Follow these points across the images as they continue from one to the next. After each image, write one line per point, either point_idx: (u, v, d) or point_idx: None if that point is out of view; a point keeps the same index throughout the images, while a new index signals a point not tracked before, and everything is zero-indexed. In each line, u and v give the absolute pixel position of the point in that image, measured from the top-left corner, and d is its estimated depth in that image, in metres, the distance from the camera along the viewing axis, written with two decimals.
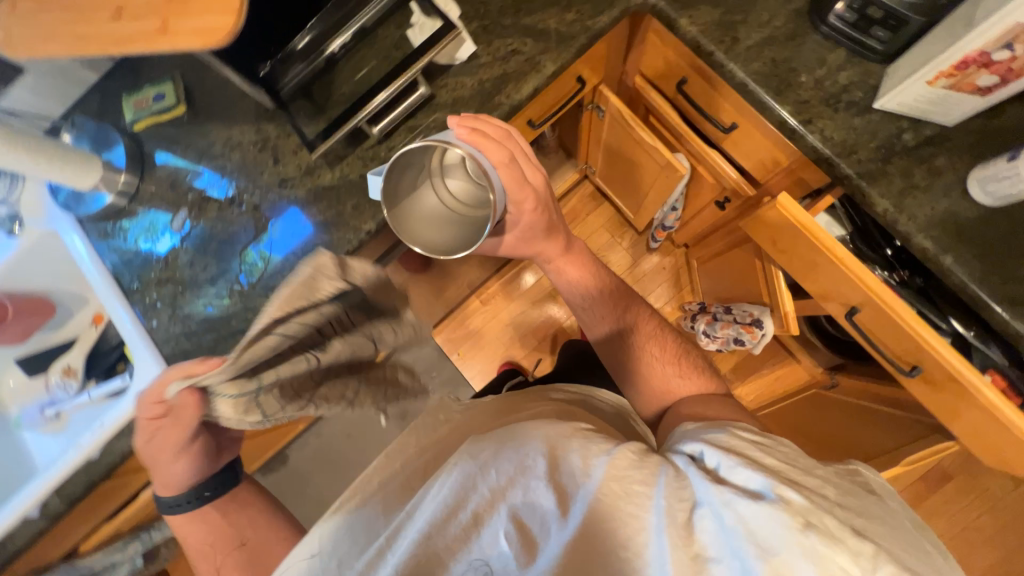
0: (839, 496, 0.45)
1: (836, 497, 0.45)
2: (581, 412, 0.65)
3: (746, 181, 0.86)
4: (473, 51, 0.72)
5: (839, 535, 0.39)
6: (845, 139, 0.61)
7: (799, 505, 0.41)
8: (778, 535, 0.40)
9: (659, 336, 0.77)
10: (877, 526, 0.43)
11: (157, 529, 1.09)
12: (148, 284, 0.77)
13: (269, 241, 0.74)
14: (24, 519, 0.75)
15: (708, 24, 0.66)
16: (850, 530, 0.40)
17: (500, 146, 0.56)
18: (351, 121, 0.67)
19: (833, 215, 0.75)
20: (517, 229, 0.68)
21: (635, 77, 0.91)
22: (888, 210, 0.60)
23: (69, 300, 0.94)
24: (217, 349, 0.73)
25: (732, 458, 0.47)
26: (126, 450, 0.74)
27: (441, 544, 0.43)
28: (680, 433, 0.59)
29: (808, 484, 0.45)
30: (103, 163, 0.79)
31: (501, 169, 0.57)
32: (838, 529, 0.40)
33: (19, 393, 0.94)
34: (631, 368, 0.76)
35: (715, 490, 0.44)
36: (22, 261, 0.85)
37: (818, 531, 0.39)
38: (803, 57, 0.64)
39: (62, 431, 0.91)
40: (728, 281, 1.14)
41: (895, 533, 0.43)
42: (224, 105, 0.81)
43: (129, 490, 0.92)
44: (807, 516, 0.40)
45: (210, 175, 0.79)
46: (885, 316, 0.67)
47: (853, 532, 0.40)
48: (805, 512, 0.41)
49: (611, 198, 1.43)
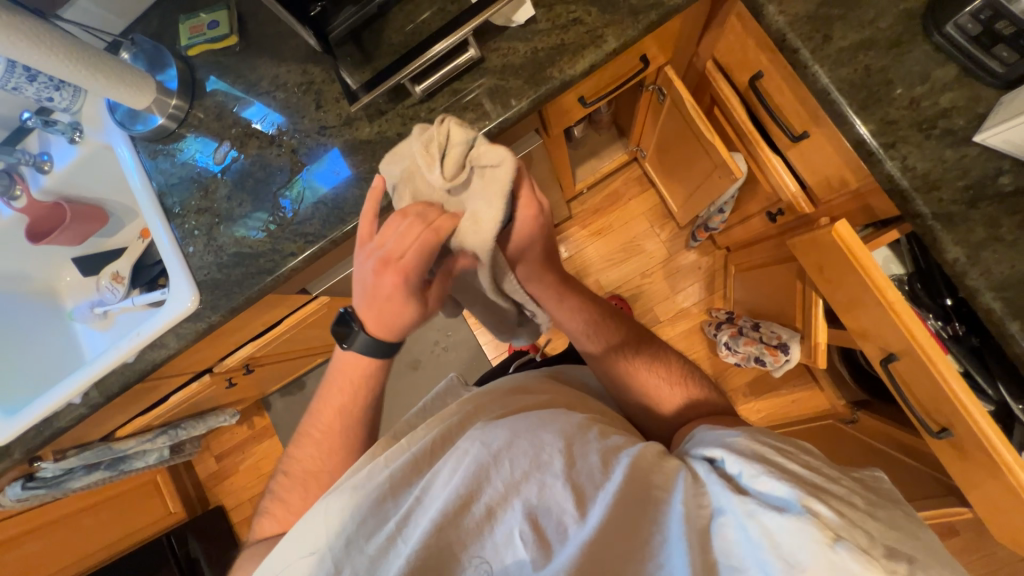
0: (866, 508, 0.40)
1: (864, 506, 0.40)
2: (595, 409, 0.64)
3: (806, 197, 0.79)
4: (532, 15, 0.67)
5: (868, 550, 0.35)
6: (929, 171, 0.54)
7: (830, 520, 0.37)
8: (803, 550, 0.36)
9: (662, 357, 0.72)
10: (904, 548, 0.37)
11: (183, 428, 1.25)
12: (189, 211, 0.80)
13: (315, 173, 0.75)
14: (68, 404, 0.83)
15: (799, 16, 0.59)
16: (883, 549, 0.36)
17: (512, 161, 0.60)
18: (394, 77, 0.65)
19: (895, 251, 0.70)
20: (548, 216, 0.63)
21: (707, 62, 0.83)
22: (959, 259, 0.53)
23: (120, 212, 1.00)
24: (244, 284, 0.76)
25: (754, 466, 0.43)
26: (156, 360, 0.80)
27: (453, 535, 0.41)
28: (693, 440, 0.55)
29: (833, 491, 0.41)
30: (158, 85, 0.81)
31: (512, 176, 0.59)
32: (868, 547, 0.36)
33: (76, 288, 1.04)
34: (633, 397, 0.69)
35: (736, 499, 0.40)
36: (79, 169, 0.89)
37: (848, 546, 0.35)
38: (903, 68, 0.56)
39: (109, 329, 1.00)
40: (763, 296, 1.08)
41: (931, 551, 0.39)
42: (275, 40, 0.81)
43: (158, 392, 1.00)
44: (838, 529, 0.36)
45: (261, 109, 0.79)
46: (925, 371, 0.61)
47: (883, 549, 0.36)
48: (837, 526, 0.36)
49: (658, 187, 1.36)
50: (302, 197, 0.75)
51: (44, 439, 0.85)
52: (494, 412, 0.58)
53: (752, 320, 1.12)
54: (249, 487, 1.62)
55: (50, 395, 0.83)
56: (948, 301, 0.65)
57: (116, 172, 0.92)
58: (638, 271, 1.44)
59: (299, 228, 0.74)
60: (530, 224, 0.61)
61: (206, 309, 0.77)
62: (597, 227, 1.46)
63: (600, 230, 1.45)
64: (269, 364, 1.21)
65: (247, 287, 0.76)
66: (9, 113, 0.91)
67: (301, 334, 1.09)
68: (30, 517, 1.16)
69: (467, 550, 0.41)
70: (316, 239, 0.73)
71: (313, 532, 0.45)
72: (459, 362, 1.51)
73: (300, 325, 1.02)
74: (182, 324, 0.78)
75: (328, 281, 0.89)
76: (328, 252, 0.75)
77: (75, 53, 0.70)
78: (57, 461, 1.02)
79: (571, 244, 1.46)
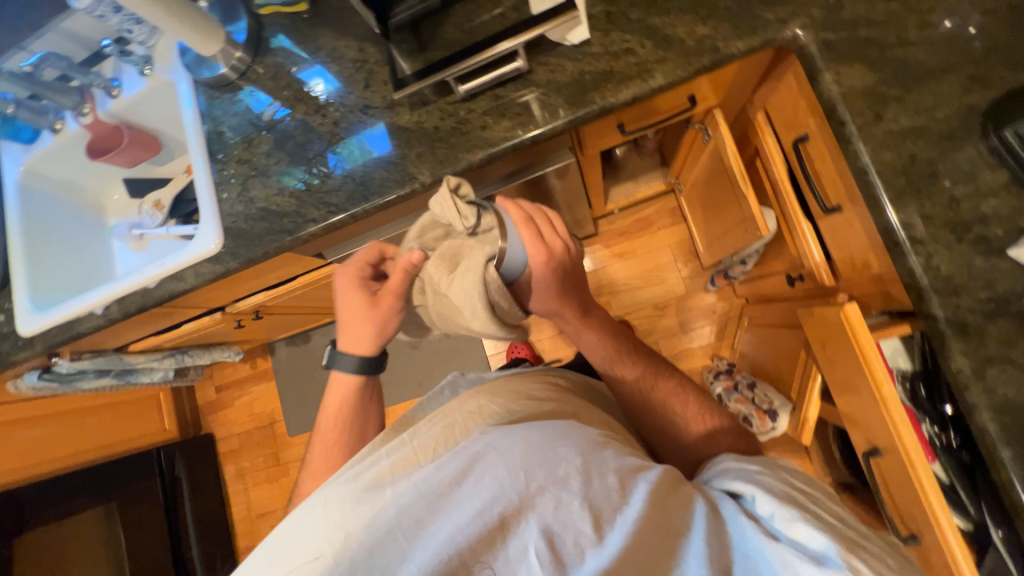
0: (900, 571, 0.38)
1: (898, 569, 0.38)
2: (605, 423, 0.62)
3: (828, 269, 0.77)
4: (586, 38, 0.68)
5: None
6: (953, 275, 0.52)
7: None
8: None
9: (681, 390, 0.70)
10: None
11: (189, 355, 1.32)
12: (230, 160, 0.85)
13: (366, 136, 0.77)
14: (89, 312, 0.90)
15: (855, 90, 0.57)
16: None
17: (520, 209, 0.60)
18: (440, 73, 0.66)
19: (906, 345, 0.67)
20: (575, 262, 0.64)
21: (758, 113, 0.81)
22: (963, 371, 0.51)
23: (173, 145, 1.06)
24: (265, 238, 0.80)
25: (789, 509, 0.40)
26: (172, 290, 0.86)
27: (466, 543, 0.40)
28: (716, 469, 0.53)
29: (869, 548, 0.39)
30: (226, 35, 0.84)
31: (523, 227, 0.59)
32: None
33: (120, 207, 1.12)
34: (651, 427, 0.69)
35: (771, 546, 0.38)
36: (143, 99, 0.96)
37: None
38: (950, 164, 0.54)
39: (142, 251, 1.06)
40: (767, 356, 1.06)
41: None
42: (341, 14, 0.84)
43: (171, 319, 1.06)
44: None
45: (321, 72, 0.82)
46: (904, 474, 0.60)
47: None
48: None
49: (689, 223, 1.34)
50: (352, 154, 0.77)
51: (62, 340, 0.91)
52: (504, 414, 0.55)
53: (749, 379, 1.12)
54: (241, 423, 1.72)
55: (76, 301, 0.90)
56: (947, 408, 0.62)
57: (174, 109, 0.98)
58: (651, 302, 1.42)
59: (325, 196, 0.77)
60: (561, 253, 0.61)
61: (226, 254, 0.82)
62: (620, 250, 1.45)
63: (623, 252, 1.44)
64: (278, 314, 1.27)
65: (267, 242, 0.79)
66: (91, 37, 0.98)
67: (312, 293, 1.14)
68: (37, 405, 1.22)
69: (482, 560, 0.40)
70: (339, 210, 0.76)
71: (311, 521, 0.44)
72: (456, 350, 1.54)
73: (312, 285, 1.06)
74: (202, 264, 0.83)
75: (344, 251, 0.92)
76: (348, 224, 0.78)
77: None
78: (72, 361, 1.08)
79: (591, 261, 1.46)
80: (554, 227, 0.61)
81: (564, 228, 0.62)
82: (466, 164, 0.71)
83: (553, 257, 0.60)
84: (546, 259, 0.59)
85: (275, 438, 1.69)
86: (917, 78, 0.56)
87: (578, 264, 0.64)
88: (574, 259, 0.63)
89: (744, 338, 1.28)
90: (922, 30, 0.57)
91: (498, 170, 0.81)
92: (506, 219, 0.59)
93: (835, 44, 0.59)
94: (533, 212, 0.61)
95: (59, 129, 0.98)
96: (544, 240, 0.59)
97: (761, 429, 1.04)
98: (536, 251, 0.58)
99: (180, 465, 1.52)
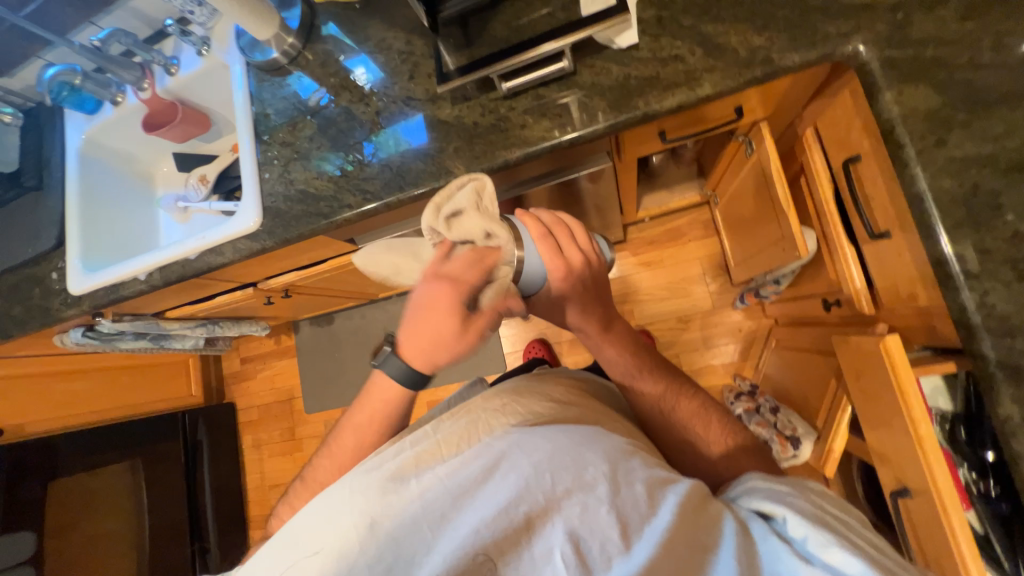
0: None
1: None
2: (625, 431, 0.61)
3: (869, 297, 0.74)
4: (635, 42, 0.67)
5: None
6: (1009, 315, 0.49)
7: None
8: None
9: (702, 410, 0.68)
10: None
11: (220, 326, 1.37)
12: (274, 141, 0.87)
13: (405, 126, 0.78)
14: (133, 277, 0.95)
15: (917, 112, 0.54)
16: None
17: (534, 222, 0.58)
18: (484, 70, 0.66)
19: (948, 383, 0.64)
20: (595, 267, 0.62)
21: (807, 129, 0.78)
22: (1011, 418, 0.48)
23: (222, 124, 1.11)
24: (301, 220, 0.82)
25: (823, 533, 0.40)
26: (211, 263, 0.89)
27: (492, 539, 0.41)
28: (742, 486, 0.52)
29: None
30: (280, 21, 0.87)
31: (540, 242, 0.57)
32: None
33: (168, 179, 1.17)
34: (670, 444, 0.68)
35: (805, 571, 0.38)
36: (199, 77, 1.00)
37: None
38: (1016, 198, 0.50)
39: (185, 223, 1.11)
40: (794, 381, 1.02)
41: None
42: (392, 6, 0.85)
43: (206, 290, 1.11)
44: None
45: (365, 61, 0.84)
46: (934, 518, 0.57)
47: None
48: None
49: (722, 237, 1.31)
50: (387, 144, 0.78)
51: (107, 302, 0.96)
52: (526, 412, 0.54)
53: (773, 403, 1.09)
54: (262, 396, 1.78)
55: (123, 265, 0.94)
56: (987, 454, 0.58)
57: (226, 89, 1.03)
58: (675, 314, 1.40)
59: (362, 183, 0.79)
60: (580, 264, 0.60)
61: (263, 232, 0.85)
62: (647, 258, 1.42)
63: (650, 261, 1.42)
64: (306, 294, 1.30)
65: (303, 224, 0.82)
66: (155, 15, 1.02)
67: (340, 277, 1.17)
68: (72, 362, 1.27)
69: (508, 557, 0.41)
70: (374, 198, 0.77)
71: (332, 506, 0.43)
72: None
73: (341, 269, 1.09)
74: (240, 240, 0.87)
75: (375, 238, 0.93)
76: (382, 212, 0.79)
77: None
78: (114, 322, 1.14)
79: (616, 267, 1.44)
80: (573, 236, 0.60)
81: (583, 236, 0.61)
82: (502, 161, 0.71)
83: (572, 270, 0.59)
84: (565, 274, 0.58)
85: (293, 413, 1.74)
86: (987, 103, 0.53)
87: (600, 272, 0.63)
88: (594, 269, 0.61)
89: (769, 360, 1.24)
90: (997, 52, 0.53)
91: (531, 170, 0.80)
92: (523, 231, 0.57)
93: (899, 63, 0.56)
94: (551, 223, 0.59)
95: (119, 102, 1.04)
96: (564, 251, 0.58)
97: (781, 456, 1.00)
98: (555, 266, 0.57)
99: (202, 430, 1.58)
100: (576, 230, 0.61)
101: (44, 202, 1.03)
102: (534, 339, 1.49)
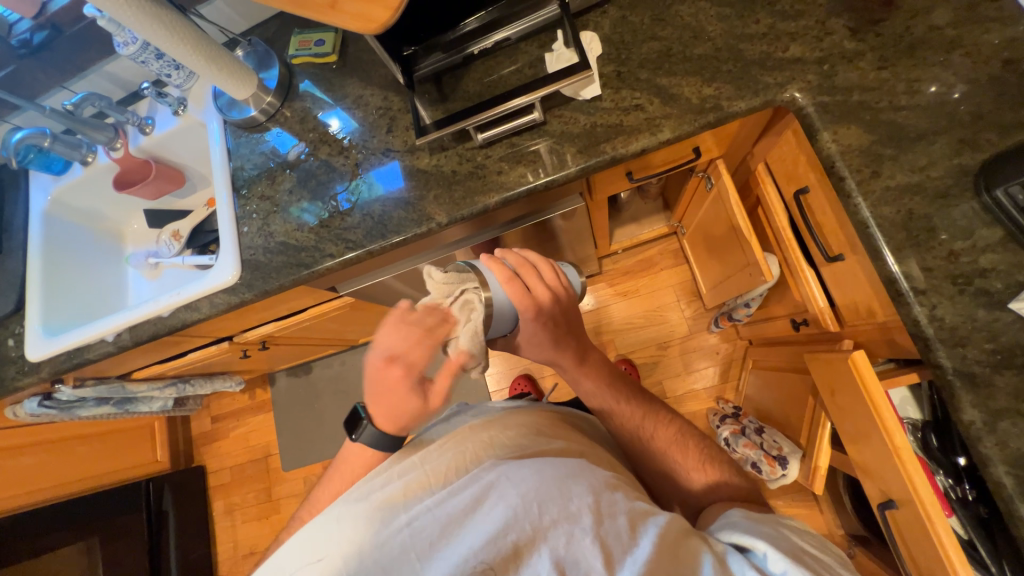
0: None
1: None
2: (612, 465, 0.62)
3: (833, 315, 0.79)
4: (598, 94, 0.73)
5: None
6: (957, 326, 0.54)
7: None
8: None
9: (681, 440, 0.69)
10: None
11: (191, 385, 1.31)
12: (252, 195, 0.88)
13: (377, 176, 0.81)
14: (100, 338, 0.90)
15: (852, 148, 0.61)
16: None
17: (502, 266, 0.61)
18: (462, 123, 0.70)
19: (915, 394, 0.70)
20: (565, 297, 0.64)
21: (759, 164, 0.85)
22: (974, 423, 0.52)
23: (196, 178, 1.11)
24: (282, 271, 0.82)
25: (800, 569, 0.42)
26: (186, 319, 0.87)
27: (478, 567, 0.40)
28: (722, 520, 0.54)
29: None
30: (259, 82, 0.90)
31: (507, 284, 0.61)
32: None
33: (139, 236, 1.15)
34: (650, 473, 0.70)
35: None
36: (174, 136, 1.01)
37: None
38: (947, 220, 0.56)
39: (156, 279, 1.08)
40: (774, 401, 1.06)
41: None
42: (368, 66, 0.90)
43: (177, 348, 1.06)
44: None
45: (339, 114, 0.88)
46: (921, 529, 0.58)
47: None
48: None
49: (692, 265, 1.37)
50: (360, 192, 0.81)
51: (72, 366, 0.91)
52: (513, 444, 0.54)
53: (757, 424, 1.11)
54: (235, 455, 1.68)
55: (88, 327, 0.90)
56: (959, 459, 0.62)
57: (203, 145, 1.04)
58: (654, 340, 1.43)
59: (343, 233, 0.80)
60: (549, 296, 0.62)
61: (242, 285, 0.84)
62: (623, 289, 1.47)
63: (626, 291, 1.46)
64: (283, 345, 1.27)
65: (284, 275, 0.81)
66: (130, 78, 1.04)
67: (319, 325, 1.15)
68: (28, 432, 1.17)
69: None
70: (356, 246, 0.78)
71: (324, 531, 0.44)
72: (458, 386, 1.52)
73: (321, 317, 1.07)
74: (218, 294, 0.85)
75: (357, 285, 0.93)
76: (364, 259, 0.80)
77: (201, 45, 0.79)
78: (75, 388, 1.06)
79: (594, 299, 1.48)
80: (540, 274, 0.64)
81: (550, 273, 0.64)
82: (482, 206, 0.74)
83: (540, 304, 0.62)
84: (532, 309, 0.61)
85: (268, 472, 1.64)
86: (909, 139, 0.60)
87: (573, 304, 0.66)
88: (563, 303, 0.64)
89: (749, 381, 1.27)
90: (911, 95, 0.61)
91: (506, 214, 0.84)
92: (489, 277, 0.61)
93: (831, 107, 0.63)
94: (515, 267, 0.63)
95: (89, 163, 1.03)
96: (529, 292, 0.61)
97: (771, 476, 1.01)
98: (523, 307, 0.61)
99: (167, 498, 1.47)
100: (543, 270, 0.65)
101: (4, 265, 0.99)
102: (519, 375, 1.48)
